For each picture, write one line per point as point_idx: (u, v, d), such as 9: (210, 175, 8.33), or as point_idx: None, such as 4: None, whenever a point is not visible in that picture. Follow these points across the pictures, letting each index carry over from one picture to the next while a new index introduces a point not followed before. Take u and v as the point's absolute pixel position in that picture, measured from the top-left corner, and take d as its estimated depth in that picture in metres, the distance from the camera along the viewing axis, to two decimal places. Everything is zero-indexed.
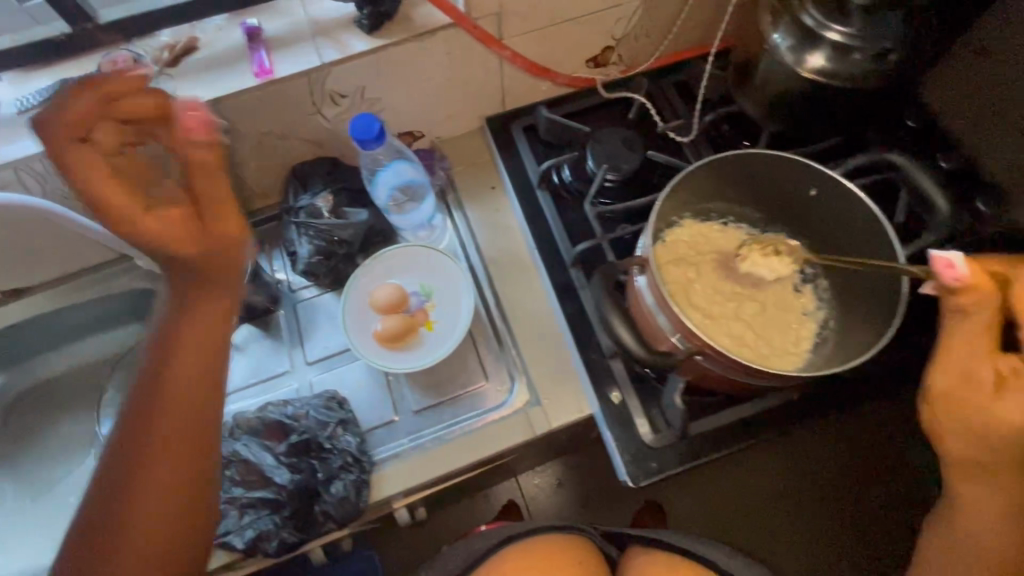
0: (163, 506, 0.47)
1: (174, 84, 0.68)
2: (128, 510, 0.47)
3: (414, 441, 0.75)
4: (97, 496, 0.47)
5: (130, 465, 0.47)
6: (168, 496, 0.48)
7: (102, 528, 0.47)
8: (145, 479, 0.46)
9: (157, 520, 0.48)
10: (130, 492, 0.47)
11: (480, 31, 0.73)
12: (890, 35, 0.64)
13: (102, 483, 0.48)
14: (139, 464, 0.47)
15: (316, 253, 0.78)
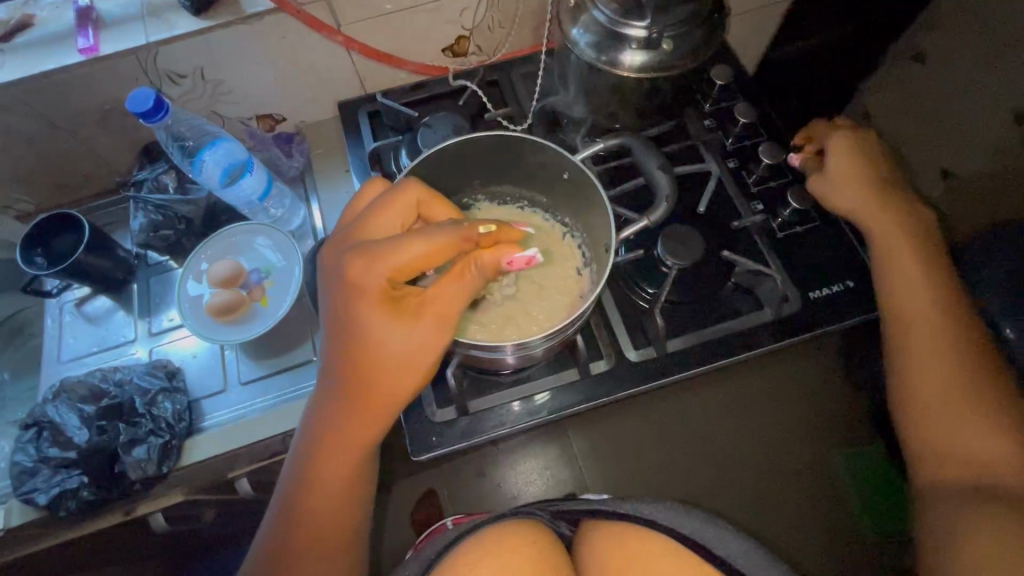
0: (360, 506, 0.55)
1: (5, 58, 0.72)
2: (347, 513, 0.54)
3: (237, 412, 0.78)
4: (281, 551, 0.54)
5: (319, 463, 0.53)
6: (358, 502, 0.55)
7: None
8: (317, 501, 0.53)
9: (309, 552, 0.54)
10: (300, 512, 0.53)
11: (305, 15, 0.75)
12: (672, 27, 0.65)
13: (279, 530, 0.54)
14: (334, 477, 0.53)
15: (149, 228, 0.82)
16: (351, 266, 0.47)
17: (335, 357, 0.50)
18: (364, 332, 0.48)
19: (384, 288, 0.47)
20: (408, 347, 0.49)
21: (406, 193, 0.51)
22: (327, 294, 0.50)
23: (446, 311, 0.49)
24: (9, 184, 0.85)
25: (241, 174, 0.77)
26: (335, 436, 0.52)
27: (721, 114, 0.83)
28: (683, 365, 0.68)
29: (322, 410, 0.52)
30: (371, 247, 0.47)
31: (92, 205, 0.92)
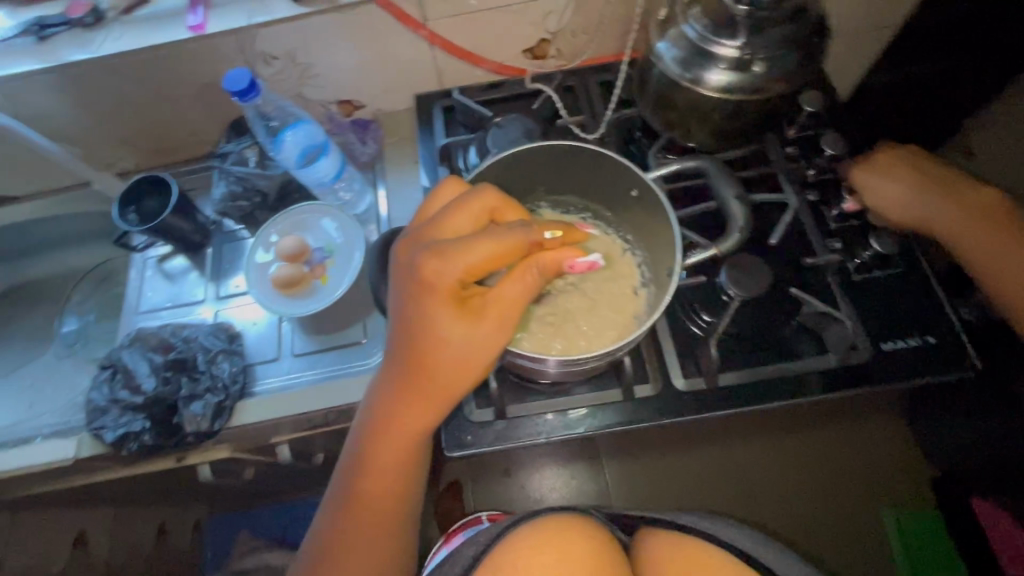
0: (407, 499, 0.56)
1: (125, 30, 0.78)
2: (395, 501, 0.55)
3: (287, 381, 0.82)
4: (326, 541, 0.55)
5: (367, 456, 0.53)
6: (407, 494, 0.56)
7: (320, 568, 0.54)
8: (366, 487, 0.54)
9: (356, 549, 0.54)
10: (355, 497, 0.54)
11: (394, 8, 0.77)
12: (765, 49, 0.63)
13: (326, 519, 0.55)
14: (386, 466, 0.53)
15: (229, 197, 0.87)
16: (424, 264, 0.47)
17: (395, 349, 0.51)
18: (429, 328, 0.49)
19: (454, 287, 0.48)
20: (468, 344, 0.49)
21: (482, 200, 0.51)
22: (396, 290, 0.50)
23: (509, 313, 0.50)
24: (113, 143, 0.92)
25: (319, 156, 0.80)
26: (390, 426, 0.52)
27: (807, 142, 0.79)
28: (733, 402, 0.65)
29: (378, 399, 0.53)
30: (445, 247, 0.47)
31: (180, 168, 0.98)
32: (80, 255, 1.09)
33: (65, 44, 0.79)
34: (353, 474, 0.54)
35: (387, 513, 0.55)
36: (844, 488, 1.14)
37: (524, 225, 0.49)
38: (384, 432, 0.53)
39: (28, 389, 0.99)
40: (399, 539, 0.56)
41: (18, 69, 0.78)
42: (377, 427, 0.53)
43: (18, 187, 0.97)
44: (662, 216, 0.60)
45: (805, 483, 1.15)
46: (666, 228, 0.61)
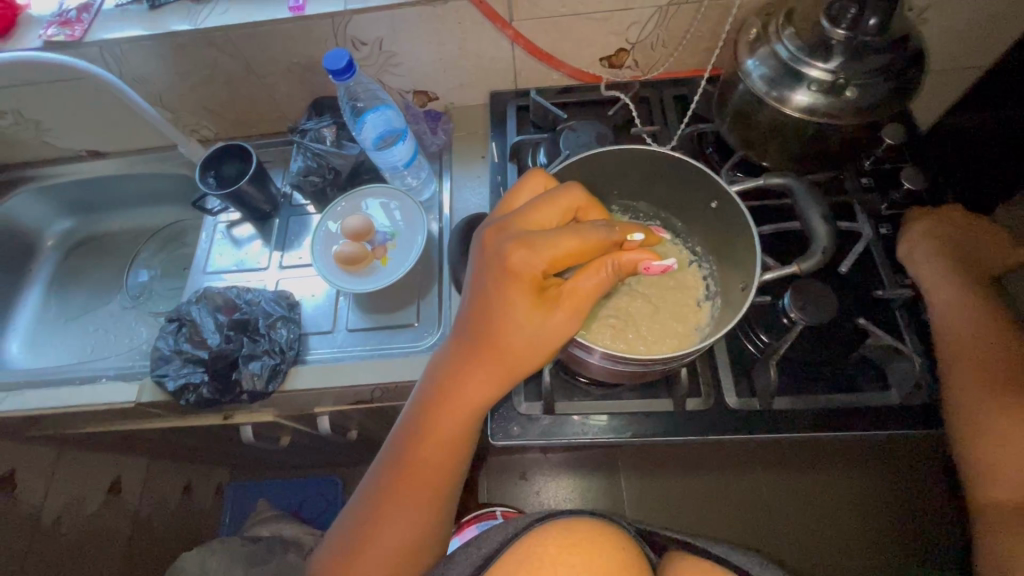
0: (455, 469, 0.57)
1: (231, 5, 0.83)
2: (444, 472, 0.56)
3: (339, 354, 0.84)
4: (373, 497, 0.56)
5: (421, 423, 0.55)
6: (456, 467, 0.56)
7: (364, 522, 0.56)
8: (418, 455, 0.55)
9: (399, 512, 0.55)
10: (407, 461, 0.55)
11: (484, 5, 0.79)
12: (861, 75, 0.62)
13: (375, 478, 0.57)
14: (443, 435, 0.54)
15: (305, 172, 0.90)
16: (512, 251, 0.49)
17: (469, 326, 0.53)
18: (505, 312, 0.50)
19: (536, 276, 0.49)
20: (538, 330, 0.50)
21: (568, 197, 0.52)
22: (478, 271, 0.51)
23: (584, 306, 0.51)
24: (202, 111, 0.98)
25: (397, 140, 0.83)
26: (451, 395, 0.54)
27: (882, 175, 0.78)
28: (787, 427, 0.64)
29: (444, 368, 0.55)
30: (533, 237, 0.49)
31: (257, 141, 1.03)
32: (153, 214, 1.15)
33: (174, 13, 0.84)
34: (407, 439, 0.55)
35: (435, 480, 0.56)
36: (866, 532, 1.10)
37: (607, 226, 0.51)
38: (445, 403, 0.54)
39: (93, 333, 1.05)
40: (442, 508, 0.57)
41: (128, 33, 0.83)
42: (438, 396, 0.54)
43: (109, 144, 1.03)
44: (740, 231, 0.60)
45: (826, 523, 1.12)
46: (743, 245, 0.61)
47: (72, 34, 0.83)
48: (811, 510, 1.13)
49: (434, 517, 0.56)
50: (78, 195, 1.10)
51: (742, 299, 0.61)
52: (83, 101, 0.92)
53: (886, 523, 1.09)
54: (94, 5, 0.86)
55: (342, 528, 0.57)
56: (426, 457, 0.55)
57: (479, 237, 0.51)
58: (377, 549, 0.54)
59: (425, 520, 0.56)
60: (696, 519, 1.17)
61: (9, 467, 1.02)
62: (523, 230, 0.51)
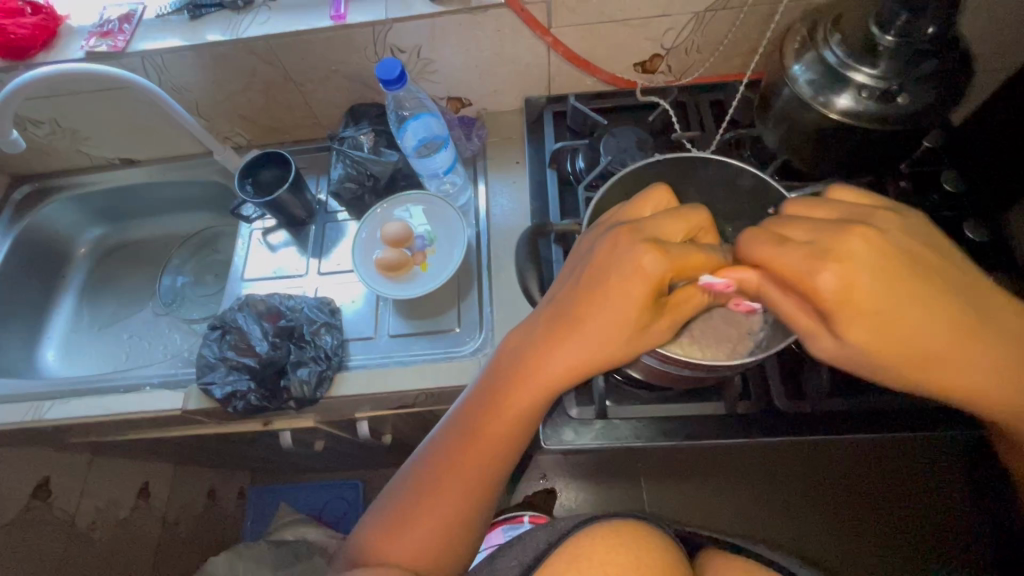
0: (513, 456, 0.58)
1: (272, 14, 0.84)
2: (499, 454, 0.57)
3: (383, 359, 0.85)
4: (432, 470, 0.56)
5: (496, 405, 0.56)
6: (507, 457, 0.57)
7: (419, 491, 0.56)
8: (485, 436, 0.56)
9: (458, 486, 0.55)
10: (473, 441, 0.56)
11: (525, 13, 0.80)
12: (911, 81, 0.63)
13: (436, 452, 0.57)
14: (513, 422, 0.56)
15: (345, 179, 0.91)
16: (644, 253, 0.49)
17: (567, 322, 0.53)
18: (611, 312, 0.51)
19: (658, 284, 0.50)
20: (634, 340, 0.53)
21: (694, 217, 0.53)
22: (595, 271, 0.52)
23: (680, 320, 0.53)
24: (238, 119, 0.98)
25: (440, 147, 0.84)
26: (532, 382, 0.55)
27: (919, 178, 0.79)
28: (839, 429, 0.65)
29: (528, 356, 0.55)
30: (666, 243, 0.50)
31: (291, 148, 1.04)
32: (183, 220, 1.16)
33: (215, 23, 0.85)
34: (477, 419, 0.56)
35: (497, 462, 0.56)
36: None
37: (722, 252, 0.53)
38: (526, 392, 0.55)
39: (127, 340, 1.05)
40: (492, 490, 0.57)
41: (170, 42, 0.84)
42: (517, 382, 0.55)
43: (142, 151, 1.03)
44: None
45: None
46: None
47: (115, 44, 0.84)
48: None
49: (485, 496, 0.57)
50: (110, 203, 1.11)
51: None
52: (121, 110, 0.93)
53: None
54: (135, 15, 0.86)
55: (393, 497, 0.57)
56: (493, 438, 0.56)
57: (610, 232, 0.51)
58: (430, 518, 0.54)
59: (479, 498, 0.56)
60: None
61: (46, 474, 1.03)
62: (653, 234, 0.51)
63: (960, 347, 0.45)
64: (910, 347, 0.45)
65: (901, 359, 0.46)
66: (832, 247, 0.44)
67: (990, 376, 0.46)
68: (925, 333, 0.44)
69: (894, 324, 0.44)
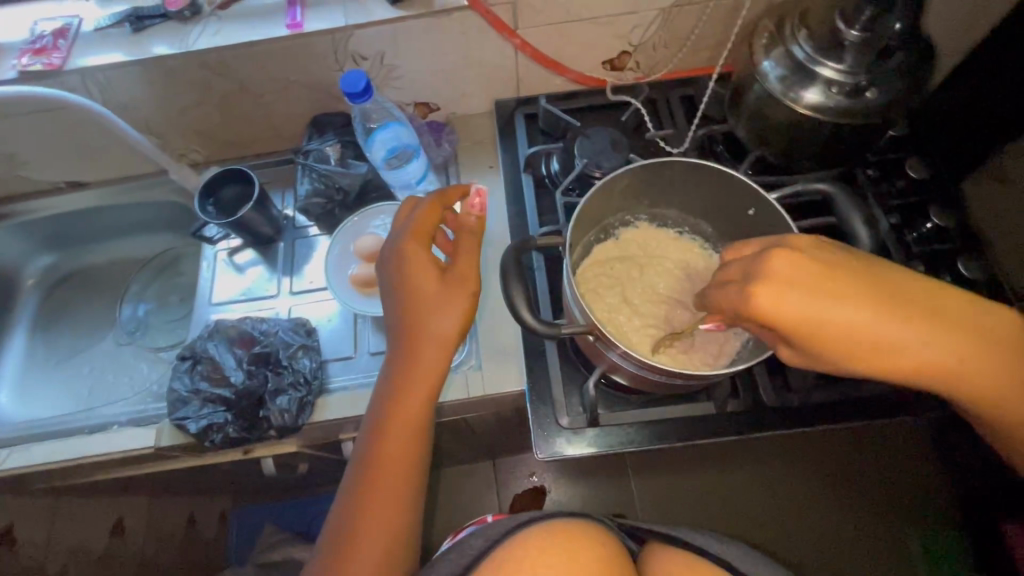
0: (421, 451, 0.62)
1: (222, 24, 0.79)
2: (409, 466, 0.60)
3: (365, 379, 0.82)
4: (356, 496, 0.59)
5: (388, 412, 0.60)
6: (418, 451, 0.61)
7: (350, 518, 0.59)
8: (389, 444, 0.60)
9: (384, 501, 0.59)
10: (381, 451, 0.60)
11: (491, 15, 0.77)
12: (877, 75, 0.64)
13: (355, 481, 0.60)
14: (408, 415, 0.60)
15: (314, 195, 0.88)
16: (406, 244, 0.60)
17: (409, 317, 0.61)
18: (440, 303, 0.60)
19: (430, 259, 0.60)
20: (467, 300, 0.60)
21: (433, 211, 0.62)
22: (409, 274, 0.60)
23: (472, 274, 0.61)
24: (193, 135, 0.93)
25: (411, 158, 0.83)
26: (409, 373, 0.60)
27: (886, 165, 0.81)
28: (825, 419, 0.67)
29: (395, 356, 0.62)
30: (412, 228, 0.61)
31: (252, 162, 0.99)
32: (140, 242, 1.10)
33: (160, 35, 0.79)
34: (375, 433, 0.60)
35: (410, 461, 0.60)
36: (891, 529, 1.08)
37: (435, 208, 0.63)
38: (409, 385, 0.60)
39: (88, 375, 0.99)
40: (414, 491, 0.61)
41: (112, 58, 0.78)
42: (395, 383, 0.61)
43: (89, 173, 0.97)
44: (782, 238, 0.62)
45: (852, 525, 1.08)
46: None
47: (50, 62, 0.78)
48: (837, 509, 1.09)
49: (410, 500, 0.60)
50: (59, 230, 1.04)
51: None
52: (63, 132, 0.87)
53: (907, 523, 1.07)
54: (70, 30, 0.80)
55: (333, 527, 0.60)
56: (399, 441, 0.60)
57: (396, 245, 0.61)
58: (366, 538, 0.58)
59: (405, 504, 0.60)
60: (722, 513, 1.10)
61: (6, 522, 0.97)
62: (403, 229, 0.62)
63: (913, 330, 0.48)
64: (869, 340, 0.48)
65: (863, 353, 0.48)
66: (757, 270, 0.48)
67: (948, 350, 0.49)
68: (878, 323, 0.48)
69: (849, 321, 0.47)
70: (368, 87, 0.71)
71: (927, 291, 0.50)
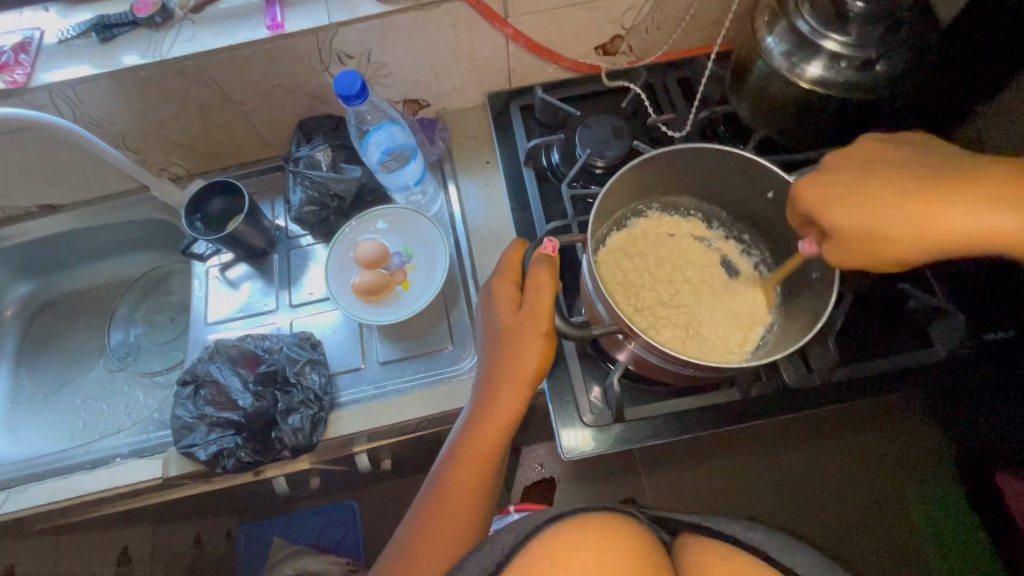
0: (485, 493, 0.59)
1: (196, 29, 0.75)
2: (473, 504, 0.58)
3: (378, 391, 0.79)
4: (413, 528, 0.58)
5: (459, 452, 0.58)
6: (485, 492, 0.59)
7: (404, 551, 0.58)
8: (453, 480, 0.58)
9: (440, 537, 0.57)
10: (446, 487, 0.58)
11: (482, 5, 0.74)
12: (886, 47, 0.63)
13: (416, 514, 0.59)
14: (476, 456, 0.58)
15: (308, 203, 0.84)
16: (493, 280, 0.60)
17: (491, 355, 0.60)
18: (514, 339, 0.57)
19: (511, 297, 0.59)
20: (539, 342, 0.57)
21: (521, 249, 0.61)
22: (491, 310, 0.60)
23: (547, 314, 0.56)
24: (173, 148, 0.89)
25: (408, 158, 0.81)
26: (484, 415, 0.59)
27: (887, 137, 0.81)
28: (845, 398, 0.67)
29: (476, 395, 0.60)
30: (501, 267, 0.61)
31: (237, 172, 0.95)
32: (123, 264, 1.05)
33: (130, 44, 0.75)
34: (441, 469, 0.59)
35: (472, 503, 0.58)
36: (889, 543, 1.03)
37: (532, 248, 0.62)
38: (481, 425, 0.58)
39: (81, 408, 0.95)
40: (473, 529, 0.58)
41: (79, 71, 0.73)
42: (471, 422, 0.59)
43: (63, 194, 0.92)
44: None
45: (851, 513, 1.05)
46: None
47: (14, 79, 0.72)
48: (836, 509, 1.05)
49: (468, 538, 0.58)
50: (36, 255, 0.98)
51: (816, 289, 0.61)
52: (35, 153, 0.82)
53: (908, 510, 1.03)
54: (32, 43, 0.75)
55: (390, 561, 0.58)
56: (464, 480, 0.58)
57: (487, 281, 0.61)
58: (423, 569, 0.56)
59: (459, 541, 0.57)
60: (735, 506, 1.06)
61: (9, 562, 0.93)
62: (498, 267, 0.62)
63: (995, 206, 0.42)
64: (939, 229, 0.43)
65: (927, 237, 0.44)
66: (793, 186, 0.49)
67: None
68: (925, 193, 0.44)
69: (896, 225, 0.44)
70: (364, 88, 0.68)
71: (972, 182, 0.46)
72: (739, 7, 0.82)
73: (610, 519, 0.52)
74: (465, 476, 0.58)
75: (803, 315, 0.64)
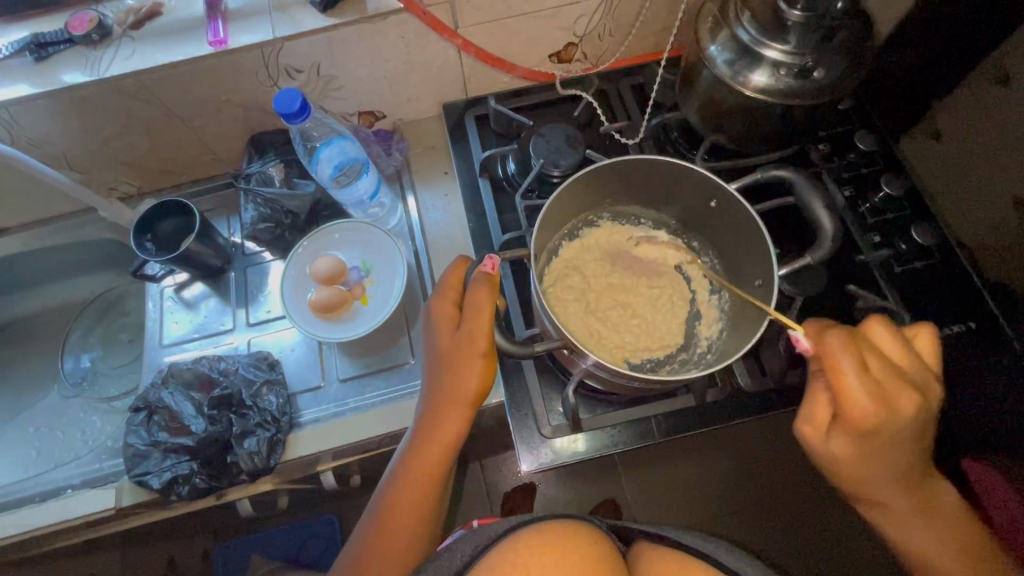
0: (433, 510, 0.59)
1: (136, 46, 0.73)
2: (419, 522, 0.58)
3: (337, 409, 0.78)
4: (359, 550, 0.58)
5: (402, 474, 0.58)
6: (432, 510, 0.59)
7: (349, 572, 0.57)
8: (396, 501, 0.58)
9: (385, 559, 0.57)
10: (391, 509, 0.58)
11: (429, 17, 0.73)
12: (823, 55, 0.64)
13: (362, 535, 0.59)
14: (420, 477, 0.58)
15: (261, 220, 0.83)
16: (433, 300, 0.60)
17: (434, 374, 0.59)
18: (455, 357, 0.57)
19: (450, 317, 0.58)
20: (478, 360, 0.56)
21: (463, 266, 0.61)
22: (432, 328, 0.59)
23: (485, 333, 0.56)
24: (121, 166, 0.87)
25: (359, 172, 0.79)
26: (428, 435, 0.58)
27: (836, 139, 0.82)
28: (799, 399, 0.68)
29: (421, 415, 0.59)
30: (441, 285, 0.60)
31: (190, 189, 0.94)
32: (76, 285, 1.02)
33: (67, 63, 0.72)
34: (385, 491, 0.59)
35: (416, 522, 0.58)
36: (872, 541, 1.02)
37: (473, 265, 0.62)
38: (424, 446, 0.58)
39: (34, 437, 0.92)
40: (419, 548, 0.59)
41: (14, 92, 0.71)
42: (415, 442, 0.59)
43: (6, 218, 0.89)
44: (746, 228, 0.62)
45: (822, 514, 1.03)
46: (749, 241, 0.64)
47: None
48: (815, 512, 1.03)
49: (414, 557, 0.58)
50: None
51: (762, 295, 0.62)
52: None
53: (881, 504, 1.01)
54: None
55: None
56: (407, 502, 0.58)
57: (429, 300, 0.61)
58: None
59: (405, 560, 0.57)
60: (694, 510, 1.04)
61: None
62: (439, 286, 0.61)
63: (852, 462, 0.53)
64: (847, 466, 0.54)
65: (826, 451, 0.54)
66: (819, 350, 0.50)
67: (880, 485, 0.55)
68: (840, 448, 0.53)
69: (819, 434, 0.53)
70: (305, 106, 0.67)
71: (916, 447, 0.54)
72: (688, 14, 0.83)
73: (560, 523, 0.53)
74: (408, 497, 0.58)
75: (751, 320, 0.65)
